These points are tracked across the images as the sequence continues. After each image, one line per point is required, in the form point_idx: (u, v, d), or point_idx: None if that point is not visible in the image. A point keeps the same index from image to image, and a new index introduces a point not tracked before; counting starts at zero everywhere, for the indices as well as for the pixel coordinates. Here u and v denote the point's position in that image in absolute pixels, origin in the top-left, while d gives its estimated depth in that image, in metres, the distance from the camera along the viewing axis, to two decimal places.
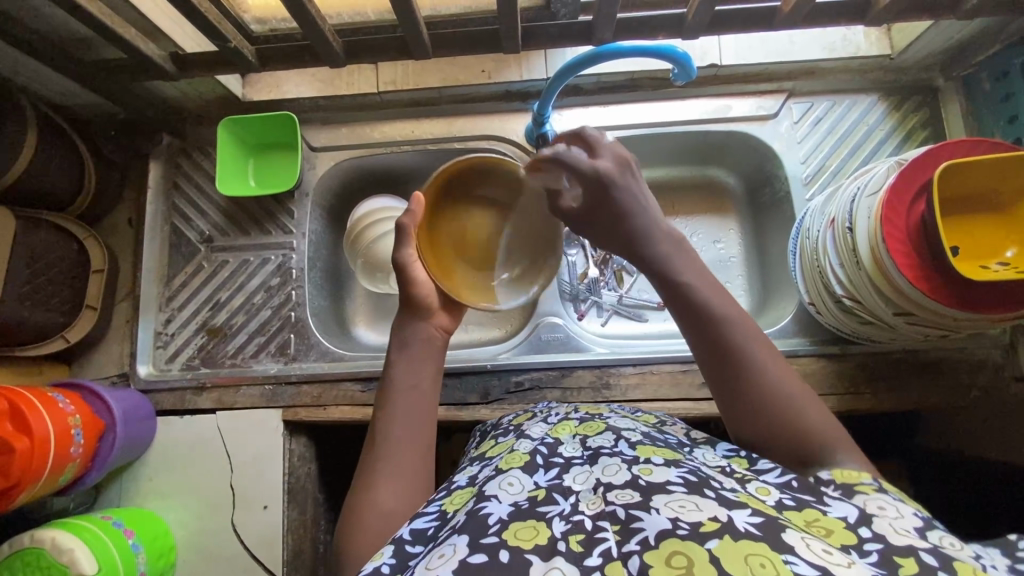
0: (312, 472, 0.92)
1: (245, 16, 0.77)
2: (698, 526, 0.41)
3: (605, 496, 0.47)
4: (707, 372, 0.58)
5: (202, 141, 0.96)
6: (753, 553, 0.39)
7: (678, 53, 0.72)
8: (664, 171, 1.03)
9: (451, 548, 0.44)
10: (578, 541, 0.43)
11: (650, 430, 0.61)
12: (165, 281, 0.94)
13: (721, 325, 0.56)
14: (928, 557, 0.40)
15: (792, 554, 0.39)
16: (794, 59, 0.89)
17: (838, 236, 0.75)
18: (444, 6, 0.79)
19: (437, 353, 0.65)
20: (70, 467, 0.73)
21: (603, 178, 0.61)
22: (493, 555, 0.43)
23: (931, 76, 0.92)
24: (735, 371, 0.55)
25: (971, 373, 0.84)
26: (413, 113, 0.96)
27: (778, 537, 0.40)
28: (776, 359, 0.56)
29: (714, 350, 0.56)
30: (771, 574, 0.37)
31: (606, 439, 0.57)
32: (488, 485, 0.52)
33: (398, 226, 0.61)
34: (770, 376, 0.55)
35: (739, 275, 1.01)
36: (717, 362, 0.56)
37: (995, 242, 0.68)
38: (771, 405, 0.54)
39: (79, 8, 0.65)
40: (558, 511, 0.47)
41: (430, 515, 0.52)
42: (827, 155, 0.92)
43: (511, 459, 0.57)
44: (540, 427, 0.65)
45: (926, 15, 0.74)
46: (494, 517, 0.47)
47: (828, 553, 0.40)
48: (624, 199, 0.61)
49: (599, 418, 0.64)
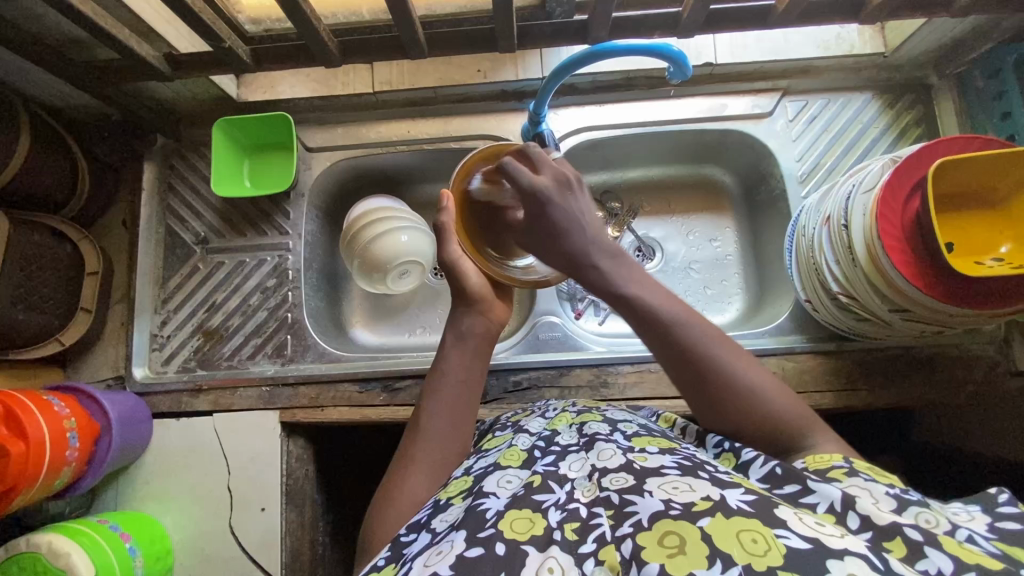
0: (310, 474, 0.92)
1: (239, 16, 0.78)
2: (691, 506, 0.42)
3: (600, 481, 0.48)
4: (675, 376, 0.60)
5: (197, 142, 0.96)
6: (746, 528, 0.39)
7: (673, 51, 0.73)
8: (660, 170, 1.04)
9: (449, 545, 0.45)
10: (573, 530, 0.44)
11: (646, 422, 0.62)
12: (160, 283, 0.94)
13: (681, 329, 0.59)
14: (913, 532, 0.41)
15: (784, 528, 0.40)
16: (788, 57, 0.90)
17: (833, 233, 0.75)
18: (438, 6, 0.80)
19: (484, 351, 0.69)
20: (65, 471, 0.73)
21: (541, 192, 0.64)
22: (489, 547, 0.43)
23: (925, 74, 0.92)
24: (700, 373, 0.58)
25: (966, 368, 0.84)
26: (409, 113, 0.95)
27: (770, 512, 0.41)
28: (731, 352, 0.59)
29: (679, 356, 0.59)
30: (762, 547, 0.38)
31: (602, 427, 0.58)
32: (485, 481, 0.53)
33: (437, 226, 0.69)
34: (733, 372, 0.57)
35: (735, 272, 1.01)
36: (683, 367, 0.59)
37: (990, 237, 0.68)
38: (739, 398, 0.57)
39: (72, 8, 0.64)
40: (553, 500, 0.47)
41: (427, 508, 0.54)
42: (822, 153, 0.92)
43: (510, 455, 0.57)
44: (537, 422, 0.65)
45: (920, 13, 0.75)
46: (491, 510, 0.47)
47: (820, 525, 0.40)
48: (561, 215, 0.64)
49: (595, 410, 0.65)
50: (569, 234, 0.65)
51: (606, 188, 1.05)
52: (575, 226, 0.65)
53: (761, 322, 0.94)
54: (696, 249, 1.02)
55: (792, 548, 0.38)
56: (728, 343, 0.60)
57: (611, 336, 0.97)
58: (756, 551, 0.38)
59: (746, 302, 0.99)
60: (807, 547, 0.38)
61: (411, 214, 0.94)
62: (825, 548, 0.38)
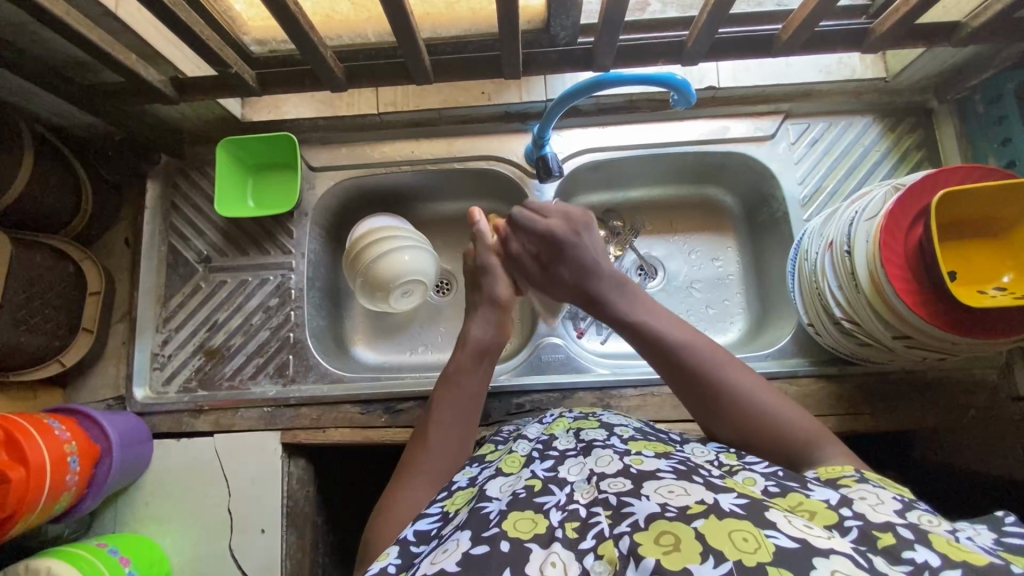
0: (310, 496, 0.91)
1: (245, 38, 0.76)
2: (685, 509, 0.42)
3: (599, 484, 0.48)
4: (680, 391, 0.64)
5: (200, 161, 0.97)
6: (736, 528, 0.39)
7: (677, 79, 0.74)
8: (662, 190, 1.04)
9: (455, 544, 0.45)
10: (574, 528, 0.44)
11: (643, 427, 0.62)
12: (162, 302, 0.94)
13: (684, 351, 0.63)
14: (905, 531, 0.41)
15: (773, 529, 0.39)
16: (791, 82, 0.90)
17: (836, 258, 0.75)
18: (444, 28, 0.79)
19: (490, 356, 0.71)
20: (66, 495, 0.72)
21: (555, 234, 0.72)
22: (494, 545, 0.43)
23: (925, 99, 0.93)
24: (701, 386, 0.62)
25: (967, 393, 0.84)
26: (412, 133, 0.96)
27: (760, 514, 0.41)
28: (735, 373, 0.61)
29: (681, 373, 0.63)
30: (753, 547, 0.37)
31: (599, 433, 0.57)
32: (489, 487, 0.52)
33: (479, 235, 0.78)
34: (736, 389, 0.60)
35: (736, 292, 1.01)
36: (687, 386, 0.63)
37: (992, 266, 0.69)
38: (743, 416, 0.59)
39: (80, 36, 0.65)
40: (554, 502, 0.47)
41: (433, 517, 0.53)
42: (824, 176, 0.93)
43: (510, 460, 0.57)
44: (535, 428, 0.65)
45: (922, 43, 0.76)
46: (494, 511, 0.47)
47: (808, 527, 0.40)
48: (576, 254, 0.72)
49: (592, 416, 0.64)
50: (577, 263, 0.71)
51: (609, 208, 1.05)
52: (591, 275, 0.71)
53: (763, 343, 0.94)
54: (698, 268, 1.02)
55: (781, 547, 0.37)
56: (732, 362, 0.62)
57: (613, 356, 0.97)
58: (747, 548, 0.37)
59: (747, 323, 0.99)
60: (796, 547, 0.37)
61: (414, 233, 0.94)
62: (812, 547, 0.37)
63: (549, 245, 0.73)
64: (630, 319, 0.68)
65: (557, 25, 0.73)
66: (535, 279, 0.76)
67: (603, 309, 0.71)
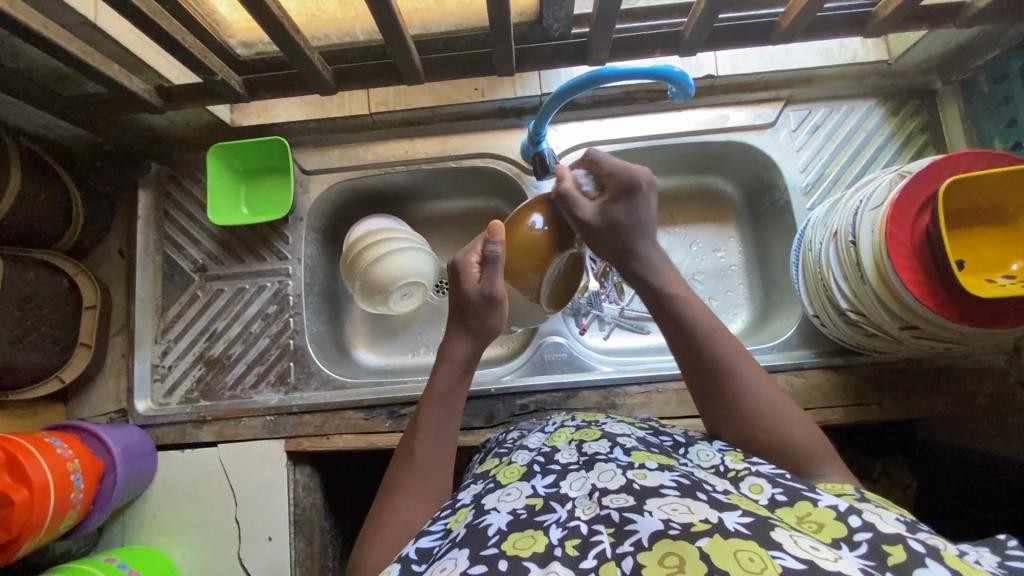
0: (317, 502, 0.90)
1: (231, 41, 0.74)
2: (689, 526, 0.41)
3: (600, 500, 0.47)
4: (689, 376, 0.64)
5: (191, 168, 0.95)
6: (743, 548, 0.39)
7: (675, 72, 0.72)
8: (662, 181, 1.02)
9: (452, 563, 0.44)
10: (574, 546, 0.43)
11: (646, 434, 0.60)
12: (160, 312, 0.93)
13: (705, 339, 0.63)
14: (916, 544, 0.41)
15: (779, 549, 0.38)
16: (791, 68, 0.88)
17: (840, 249, 0.74)
18: (434, 24, 0.76)
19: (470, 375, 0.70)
20: (70, 514, 0.72)
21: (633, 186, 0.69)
22: (492, 564, 0.43)
23: (929, 80, 0.91)
24: (713, 371, 0.61)
25: (973, 379, 0.83)
26: (405, 133, 0.94)
27: (765, 534, 0.40)
28: (750, 368, 0.61)
29: (695, 358, 0.63)
30: (759, 568, 0.37)
31: (602, 444, 0.57)
32: (486, 499, 0.52)
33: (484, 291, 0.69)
34: (748, 384, 0.60)
35: (740, 283, 1.00)
36: (697, 371, 0.62)
37: (1000, 254, 0.67)
38: (749, 408, 0.59)
39: (58, 49, 0.63)
40: (555, 519, 0.47)
41: (436, 534, 0.52)
42: (826, 163, 0.91)
43: (509, 472, 0.57)
44: (537, 438, 0.64)
45: (925, 25, 0.74)
46: (493, 528, 0.47)
47: (815, 548, 0.39)
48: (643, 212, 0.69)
49: (595, 424, 0.63)
50: (641, 228, 0.70)
51: None
52: (641, 229, 0.70)
53: (768, 334, 0.93)
54: (700, 260, 1.01)
55: (788, 568, 0.37)
56: (749, 356, 0.62)
57: (616, 352, 0.96)
58: (752, 568, 0.37)
59: (751, 314, 0.98)
60: (802, 568, 0.37)
61: (412, 233, 0.93)
62: (819, 569, 0.37)
63: (625, 189, 0.68)
64: (660, 295, 0.67)
65: (550, 17, 0.71)
66: (590, 221, 0.69)
67: (642, 270, 0.69)
